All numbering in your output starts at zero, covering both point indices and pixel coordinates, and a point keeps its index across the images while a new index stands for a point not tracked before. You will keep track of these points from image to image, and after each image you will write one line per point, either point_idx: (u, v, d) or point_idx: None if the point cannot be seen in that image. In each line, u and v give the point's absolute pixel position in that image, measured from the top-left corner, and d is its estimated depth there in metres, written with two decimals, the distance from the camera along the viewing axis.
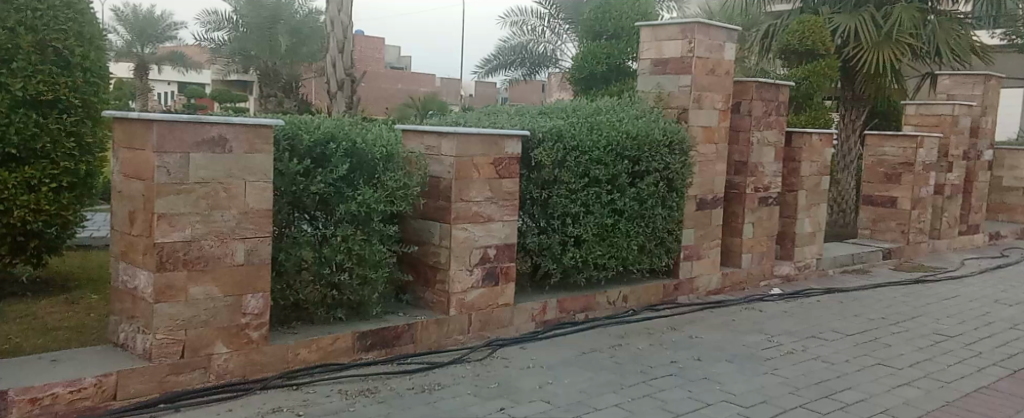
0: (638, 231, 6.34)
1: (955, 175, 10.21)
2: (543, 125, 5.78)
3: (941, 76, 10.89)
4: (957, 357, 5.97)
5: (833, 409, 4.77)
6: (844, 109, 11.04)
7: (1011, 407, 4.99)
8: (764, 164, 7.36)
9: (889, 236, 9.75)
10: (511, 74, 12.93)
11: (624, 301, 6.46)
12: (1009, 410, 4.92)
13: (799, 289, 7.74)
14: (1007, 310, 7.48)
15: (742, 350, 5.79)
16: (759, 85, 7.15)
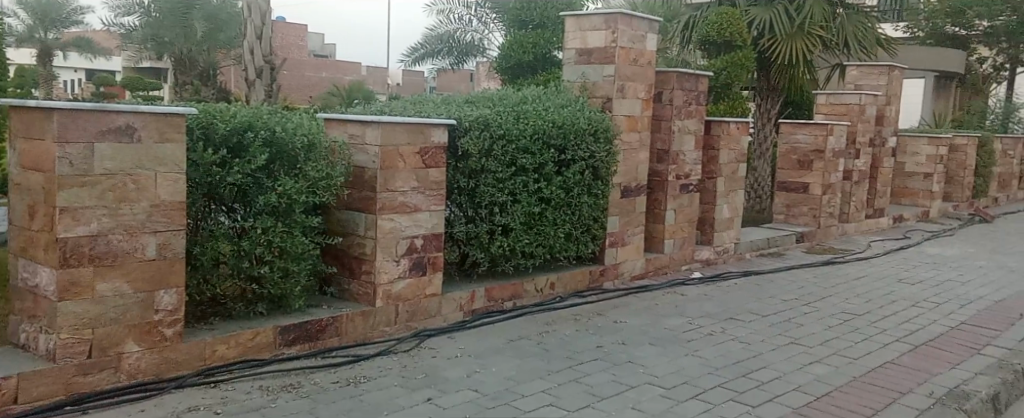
0: (564, 219, 6.34)
1: (862, 162, 10.72)
2: (470, 114, 5.67)
3: (849, 67, 11.38)
4: (863, 334, 6.30)
5: (749, 388, 4.97)
6: (761, 100, 11.46)
7: (911, 380, 5.31)
8: (685, 152, 7.56)
9: (802, 220, 10.18)
10: (438, 62, 13.36)
11: (552, 288, 6.44)
12: (910, 383, 5.23)
13: (718, 273, 8.00)
14: (910, 289, 7.93)
15: (666, 333, 5.95)
16: (680, 75, 7.33)
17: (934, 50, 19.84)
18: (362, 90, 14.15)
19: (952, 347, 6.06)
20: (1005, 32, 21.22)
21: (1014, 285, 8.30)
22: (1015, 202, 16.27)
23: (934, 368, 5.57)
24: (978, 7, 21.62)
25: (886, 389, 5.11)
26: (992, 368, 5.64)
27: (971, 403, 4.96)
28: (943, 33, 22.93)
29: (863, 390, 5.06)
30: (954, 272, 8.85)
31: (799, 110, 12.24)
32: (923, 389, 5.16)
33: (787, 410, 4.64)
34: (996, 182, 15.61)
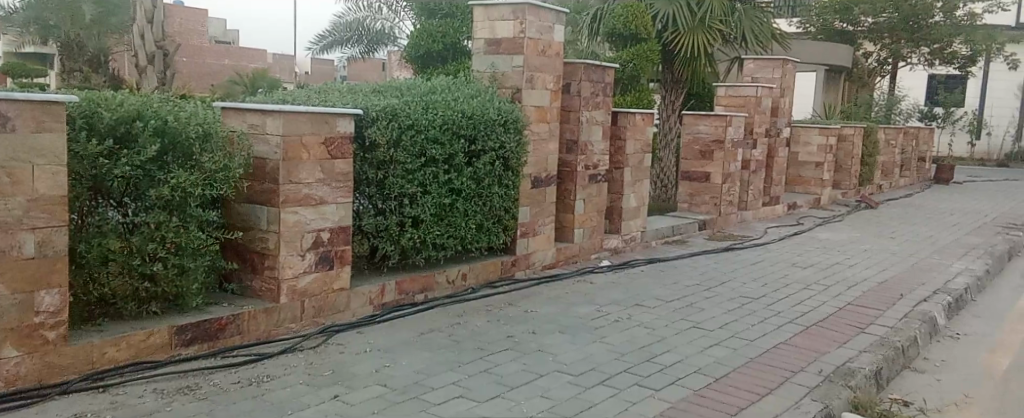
0: (475, 210, 6.28)
1: (759, 152, 11.07)
2: (377, 103, 5.54)
3: (746, 61, 11.70)
4: (759, 316, 6.49)
5: (653, 372, 5.06)
6: (665, 92, 11.67)
7: (803, 359, 5.50)
8: (593, 142, 7.61)
9: (704, 208, 10.42)
10: (348, 50, 13.09)
11: (463, 280, 6.37)
12: (801, 362, 5.42)
13: (625, 261, 8.10)
14: (802, 272, 8.24)
15: (575, 321, 5.98)
16: (587, 67, 7.37)
17: (824, 45, 20.62)
18: (267, 78, 13.74)
19: (840, 327, 6.32)
20: (887, 29, 22.94)
21: (897, 267, 8.72)
22: (897, 189, 17.11)
23: (823, 347, 5.80)
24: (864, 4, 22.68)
25: (780, 368, 5.29)
26: (875, 345, 5.90)
27: (857, 379, 5.20)
28: (833, 29, 24.12)
29: (759, 370, 5.23)
30: (842, 256, 9.25)
31: (702, 103, 12.51)
32: (813, 367, 5.36)
33: (689, 392, 4.75)
34: (880, 171, 16.42)
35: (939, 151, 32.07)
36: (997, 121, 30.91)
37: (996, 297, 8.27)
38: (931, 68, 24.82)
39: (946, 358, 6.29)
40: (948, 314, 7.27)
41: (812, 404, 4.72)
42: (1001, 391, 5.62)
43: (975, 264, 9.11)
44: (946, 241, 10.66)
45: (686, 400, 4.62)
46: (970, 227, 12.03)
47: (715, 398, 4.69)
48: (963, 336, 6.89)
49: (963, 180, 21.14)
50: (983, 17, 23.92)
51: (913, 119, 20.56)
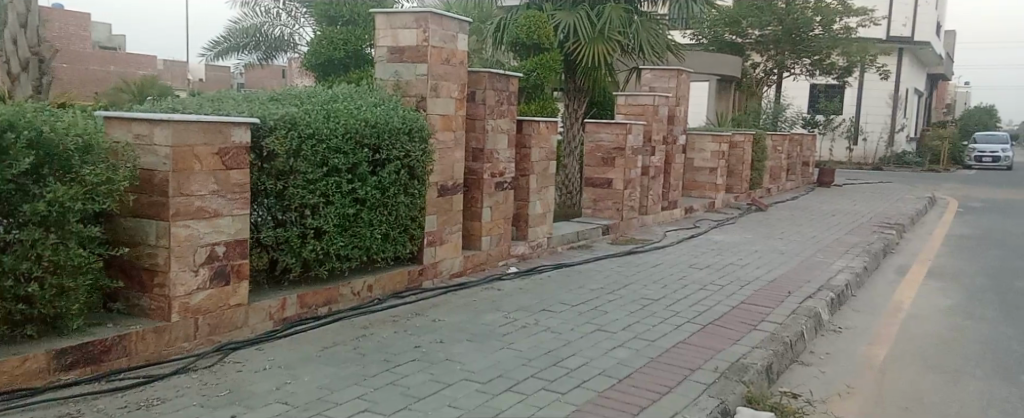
0: (380, 220, 6.15)
1: (657, 158, 11.31)
2: (275, 112, 5.37)
3: (644, 70, 11.95)
4: (661, 317, 6.60)
5: (559, 376, 5.09)
6: (569, 100, 11.81)
7: (703, 358, 5.63)
8: (499, 150, 7.60)
9: (607, 213, 10.57)
10: (246, 56, 12.68)
11: (370, 291, 6.23)
12: (701, 361, 5.54)
13: (531, 267, 8.12)
14: (700, 273, 8.45)
15: (483, 328, 5.95)
16: (491, 76, 7.35)
17: (716, 56, 21.34)
18: (156, 85, 13.18)
19: (734, 325, 6.50)
20: (772, 40, 24.21)
21: (785, 266, 9.06)
22: (783, 192, 17.80)
23: (720, 344, 5.95)
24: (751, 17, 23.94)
25: (679, 367, 5.42)
26: (767, 341, 6.10)
27: (750, 375, 5.37)
28: (723, 40, 25.46)
29: (661, 369, 5.33)
30: (736, 256, 9.54)
31: (603, 111, 12.71)
32: (710, 364, 5.50)
33: (594, 395, 4.82)
34: (769, 175, 17.09)
35: (821, 157, 33.63)
36: (872, 127, 32.75)
37: (877, 292, 8.70)
38: (813, 78, 26.07)
39: (830, 350, 6.55)
40: (830, 309, 7.57)
41: (710, 401, 4.85)
42: (879, 378, 5.90)
43: (855, 261, 9.57)
44: (829, 240, 11.16)
45: (592, 403, 4.69)
46: (850, 226, 12.65)
47: (620, 399, 4.78)
48: (845, 329, 7.19)
49: (843, 183, 22.20)
50: (858, 30, 25.32)
51: (797, 127, 21.30)
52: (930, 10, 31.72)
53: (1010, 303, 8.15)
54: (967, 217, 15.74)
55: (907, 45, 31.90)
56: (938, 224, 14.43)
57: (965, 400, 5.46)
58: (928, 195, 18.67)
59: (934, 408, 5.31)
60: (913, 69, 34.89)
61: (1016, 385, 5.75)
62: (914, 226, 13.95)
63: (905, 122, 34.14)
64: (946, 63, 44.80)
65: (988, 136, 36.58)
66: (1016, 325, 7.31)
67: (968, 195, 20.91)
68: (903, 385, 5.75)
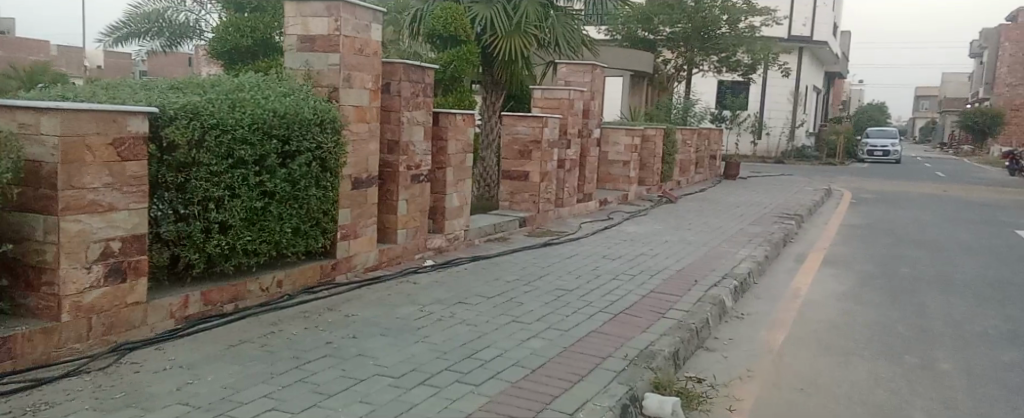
0: (291, 213, 5.96)
1: (573, 151, 11.38)
2: (175, 101, 5.17)
3: (559, 64, 11.99)
4: (575, 308, 6.64)
5: (473, 368, 5.07)
6: (486, 93, 11.73)
7: (616, 347, 5.68)
8: (414, 142, 7.51)
9: (524, 206, 10.58)
10: (147, 42, 12.11)
11: (279, 287, 6.04)
12: (613, 350, 5.60)
13: (448, 259, 8.04)
14: (613, 264, 8.55)
15: (397, 322, 5.86)
16: (406, 67, 7.25)
17: (629, 51, 21.62)
18: (48, 72, 12.48)
19: (646, 315, 6.58)
20: (682, 38, 24.77)
21: (693, 256, 9.26)
22: (691, 185, 18.19)
23: (629, 333, 6.03)
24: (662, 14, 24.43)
25: (590, 356, 5.47)
26: (673, 329, 6.21)
27: (658, 361, 5.47)
28: (636, 37, 25.41)
29: (573, 359, 5.37)
30: (647, 247, 9.70)
31: (521, 104, 12.84)
32: (619, 352, 5.58)
33: (507, 385, 4.82)
34: (679, 168, 17.45)
35: (728, 151, 34.54)
36: (774, 123, 33.85)
37: (780, 279, 8.98)
38: (720, 75, 26.78)
39: (733, 336, 6.73)
40: (734, 296, 7.78)
41: (619, 388, 4.92)
42: (778, 361, 6.09)
43: (758, 250, 9.86)
44: (734, 230, 11.46)
45: (506, 393, 4.69)
46: (753, 217, 13.03)
47: (531, 389, 4.80)
48: (748, 315, 7.39)
49: (747, 176, 22.90)
50: (761, 28, 26.17)
51: (705, 122, 21.79)
52: (826, 11, 33.08)
53: (900, 288, 8.54)
54: (859, 207, 16.44)
55: (805, 44, 33.16)
56: (834, 214, 15.02)
57: (857, 379, 5.69)
58: (824, 187, 19.44)
59: (828, 388, 5.52)
60: (811, 67, 36.26)
61: (905, 366, 6.03)
62: (811, 216, 14.49)
63: (803, 118, 35.45)
64: (840, 61, 46.71)
65: (879, 130, 38.30)
66: (906, 308, 7.66)
67: (860, 187, 21.87)
68: (800, 366, 5.95)
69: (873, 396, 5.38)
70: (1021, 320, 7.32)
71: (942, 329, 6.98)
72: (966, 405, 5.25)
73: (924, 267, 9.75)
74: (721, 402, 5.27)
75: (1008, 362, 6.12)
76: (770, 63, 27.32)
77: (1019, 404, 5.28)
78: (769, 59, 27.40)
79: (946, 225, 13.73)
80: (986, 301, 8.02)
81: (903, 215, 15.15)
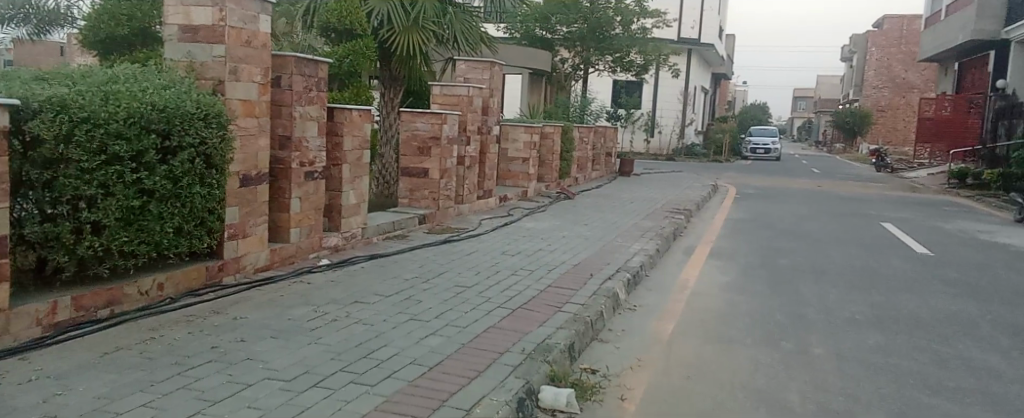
0: (173, 212, 5.65)
1: (472, 148, 11.30)
2: (40, 92, 4.85)
3: (458, 61, 11.98)
4: (473, 305, 6.58)
5: (368, 368, 4.94)
6: (384, 88, 11.32)
7: (514, 342, 5.65)
8: (308, 138, 7.27)
9: (423, 203, 10.47)
10: (10, 31, 11.21)
11: (160, 290, 5.73)
12: (510, 345, 5.57)
13: (345, 258, 7.83)
14: (511, 260, 8.55)
15: (288, 324, 5.65)
16: (298, 60, 7.03)
17: (527, 49, 21.76)
18: None
19: (543, 309, 6.58)
20: (578, 37, 25.17)
21: (588, 251, 9.35)
22: (589, 182, 18.45)
23: (526, 327, 6.02)
24: (559, 14, 24.73)
25: (486, 351, 5.42)
26: (569, 322, 6.23)
27: (554, 354, 5.48)
28: (534, 36, 25.57)
29: (470, 355, 5.32)
30: (545, 242, 9.75)
31: (419, 101, 12.77)
32: (516, 347, 5.56)
33: (403, 384, 4.72)
34: (576, 165, 17.68)
35: (623, 149, 35.32)
36: (666, 121, 34.78)
37: (671, 272, 9.16)
38: (615, 74, 27.36)
39: (627, 327, 6.81)
40: (627, 289, 7.89)
41: (516, 382, 4.89)
42: (669, 351, 6.20)
43: (649, 244, 10.05)
44: (628, 225, 11.66)
45: (402, 393, 4.59)
46: (646, 212, 13.31)
47: (427, 387, 4.72)
48: (640, 307, 7.51)
49: (642, 173, 23.40)
50: (653, 30, 26.86)
51: (601, 120, 22.17)
52: (713, 14, 34.26)
53: (781, 278, 8.85)
54: (743, 202, 17.05)
55: (693, 46, 34.24)
56: (721, 209, 15.52)
57: (742, 366, 5.85)
58: (712, 183, 20.08)
59: (715, 375, 5.66)
60: (700, 67, 37.49)
61: (785, 351, 6.24)
62: (699, 211, 14.91)
63: (693, 117, 36.58)
64: (727, 63, 48.47)
65: (762, 129, 39.88)
66: (786, 297, 7.95)
67: (744, 183, 22.70)
68: (690, 356, 6.08)
69: (757, 381, 5.54)
70: (886, 305, 7.70)
71: (817, 316, 7.27)
72: (838, 386, 5.46)
73: (801, 258, 10.17)
74: (613, 391, 5.32)
75: (875, 345, 6.40)
76: (662, 64, 28.07)
77: (884, 384, 5.53)
78: (660, 59, 28.17)
79: (820, 218, 14.39)
80: (858, 289, 8.40)
81: (782, 209, 15.79)
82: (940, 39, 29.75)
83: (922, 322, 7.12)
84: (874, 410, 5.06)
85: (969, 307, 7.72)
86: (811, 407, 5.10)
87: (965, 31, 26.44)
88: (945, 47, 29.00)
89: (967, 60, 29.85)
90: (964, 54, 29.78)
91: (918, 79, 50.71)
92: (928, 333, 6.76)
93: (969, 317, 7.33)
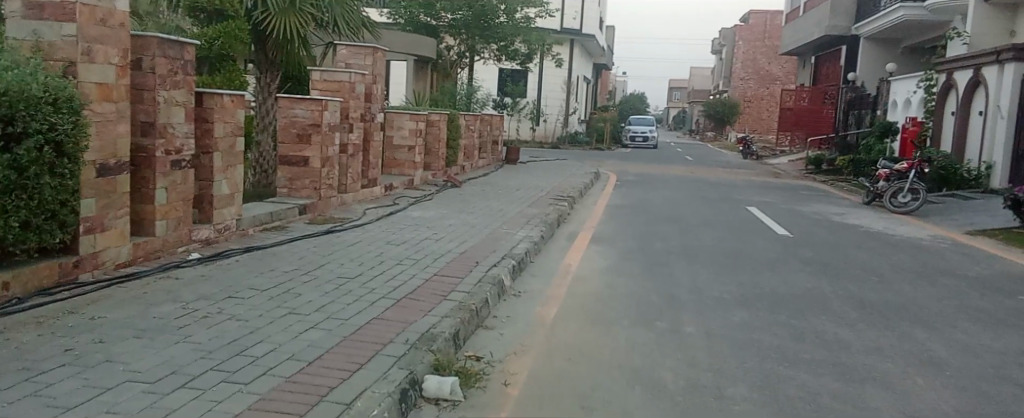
0: (17, 205, 5.20)
1: (355, 135, 10.98)
2: None
3: (338, 46, 11.61)
4: (355, 296, 6.38)
5: (243, 365, 4.69)
6: (260, 73, 10.86)
7: (396, 333, 5.50)
8: (174, 124, 6.86)
9: (304, 193, 10.08)
10: None
11: (5, 290, 5.28)
12: (393, 336, 5.43)
13: (218, 251, 7.45)
14: (395, 249, 8.37)
15: (153, 323, 5.30)
16: (161, 41, 6.61)
17: (411, 35, 21.46)
18: None
19: (427, 297, 6.46)
20: (463, 25, 25.00)
21: (474, 238, 9.27)
22: (475, 170, 18.38)
23: (410, 317, 5.88)
24: (443, 1, 24.52)
25: (369, 343, 5.26)
26: (454, 310, 6.13)
27: (438, 343, 5.37)
28: (418, 22, 25.10)
29: (351, 348, 5.14)
30: (429, 231, 9.61)
31: (298, 86, 12.41)
32: (400, 337, 5.42)
33: (280, 381, 4.51)
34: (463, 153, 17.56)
35: (509, 136, 35.43)
36: (551, 110, 35.13)
37: (553, 257, 9.21)
38: (499, 63, 27.40)
39: (511, 314, 6.77)
40: (512, 275, 7.86)
41: (399, 373, 4.76)
42: (552, 335, 6.20)
43: (533, 230, 10.07)
44: (512, 212, 11.66)
45: (277, 389, 4.38)
46: (531, 199, 13.36)
47: (305, 383, 4.52)
48: (525, 293, 7.49)
49: (527, 161, 23.55)
50: (536, 19, 27.02)
51: (486, 108, 22.13)
52: (594, 5, 34.86)
53: (656, 261, 9.03)
54: (624, 188, 17.39)
55: (576, 36, 34.73)
56: (603, 195, 15.77)
57: (621, 346, 5.92)
58: (595, 171, 20.40)
59: (596, 357, 5.68)
60: (582, 57, 38.06)
61: (658, 329, 6.35)
62: (583, 198, 15.09)
63: (576, 105, 37.11)
64: (608, 53, 49.46)
65: (641, 118, 40.91)
66: (660, 279, 8.12)
67: (624, 170, 23.21)
68: (572, 338, 6.10)
69: (634, 360, 5.61)
70: (751, 284, 7.98)
71: (689, 296, 7.45)
72: (706, 362, 5.60)
73: (676, 241, 10.43)
74: (497, 377, 5.27)
75: (740, 322, 6.60)
76: (546, 53, 28.29)
77: (747, 358, 5.70)
78: (543, 49, 28.40)
79: (695, 203, 14.84)
80: (726, 269, 8.68)
81: (659, 195, 16.20)
82: (798, 34, 31.38)
83: (782, 299, 7.41)
84: (739, 384, 5.20)
85: (823, 284, 8.10)
86: (683, 383, 5.20)
87: (821, 27, 27.92)
88: (802, 42, 30.53)
89: (822, 54, 31.55)
90: (820, 48, 31.48)
91: (780, 72, 53.29)
92: (787, 309, 7.04)
93: (823, 293, 7.69)
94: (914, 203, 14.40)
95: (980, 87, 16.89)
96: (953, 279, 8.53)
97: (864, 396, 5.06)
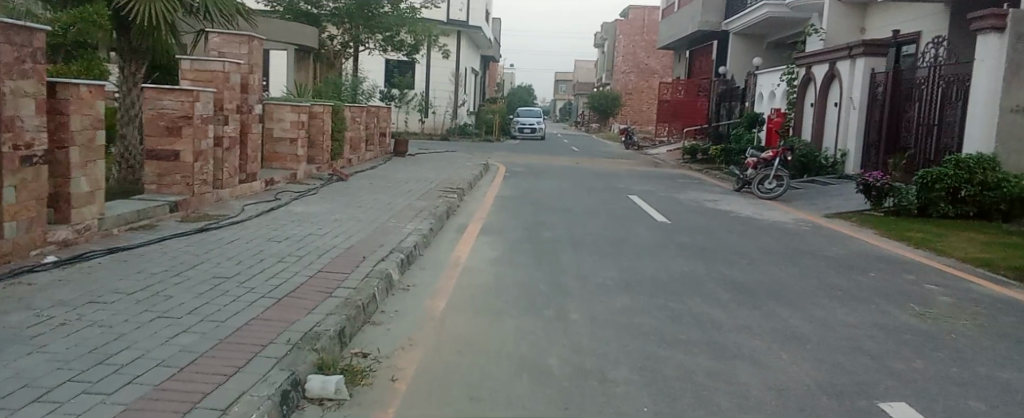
0: None
1: (230, 128, 10.49)
2: None
3: (210, 34, 11.10)
4: (232, 296, 6.07)
5: (106, 374, 4.36)
6: (123, 62, 10.19)
7: (276, 333, 5.26)
8: (22, 116, 6.35)
9: (175, 189, 9.57)
10: None
11: None
12: (273, 337, 5.18)
13: (78, 253, 6.94)
14: (277, 246, 8.05)
15: (3, 333, 4.87)
16: (6, 26, 6.08)
17: (292, 26, 20.83)
18: None
19: (309, 295, 6.21)
20: (345, 14, 24.46)
21: (361, 233, 9.03)
22: (363, 163, 18.02)
23: (291, 316, 5.64)
24: None
25: (247, 345, 5.00)
26: (339, 307, 5.92)
27: (322, 341, 5.16)
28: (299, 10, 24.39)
29: (228, 351, 4.87)
30: (312, 226, 9.31)
31: (166, 76, 11.80)
32: (281, 338, 5.19)
33: (148, 389, 4.21)
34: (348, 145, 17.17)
35: (398, 128, 34.99)
36: (439, 102, 34.90)
37: (441, 249, 9.08)
38: (385, 54, 26.92)
39: (398, 308, 6.60)
40: (400, 269, 7.68)
41: (279, 375, 4.54)
42: (441, 328, 6.08)
43: (420, 223, 9.91)
44: (399, 205, 11.46)
45: (145, 398, 4.09)
46: (418, 192, 13.17)
47: (177, 389, 4.24)
48: (413, 286, 7.33)
49: (416, 153, 23.30)
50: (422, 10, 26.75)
51: (372, 100, 21.73)
52: None
53: (542, 250, 9.05)
54: (512, 179, 17.44)
55: (462, 28, 34.64)
56: (492, 187, 15.74)
57: (509, 336, 5.86)
58: (483, 162, 20.37)
59: (484, 347, 5.60)
60: (469, 49, 37.99)
61: (543, 317, 6.33)
62: (471, 190, 15.00)
63: (463, 97, 37.01)
64: (495, 46, 49.54)
65: (527, 110, 41.19)
66: (545, 267, 8.13)
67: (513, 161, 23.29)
68: (461, 330, 6.00)
69: (522, 349, 5.56)
70: (632, 270, 8.10)
71: (573, 283, 7.49)
72: (589, 347, 5.62)
73: (563, 230, 10.51)
74: (384, 373, 5.10)
75: (621, 307, 6.67)
76: (433, 44, 28.04)
77: (628, 341, 5.76)
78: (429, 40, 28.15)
79: (581, 193, 15.02)
80: (609, 256, 8.78)
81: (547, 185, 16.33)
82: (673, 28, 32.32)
83: (660, 283, 7.55)
84: (621, 366, 5.24)
85: (699, 267, 8.31)
86: (568, 369, 5.19)
87: (694, 22, 28.86)
88: (677, 36, 31.47)
89: (695, 48, 32.65)
90: (693, 43, 32.57)
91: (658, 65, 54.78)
92: (666, 293, 7.17)
93: (699, 276, 7.88)
94: (779, 189, 15.04)
95: (835, 81, 17.76)
96: (816, 260, 8.93)
97: (734, 372, 5.18)
